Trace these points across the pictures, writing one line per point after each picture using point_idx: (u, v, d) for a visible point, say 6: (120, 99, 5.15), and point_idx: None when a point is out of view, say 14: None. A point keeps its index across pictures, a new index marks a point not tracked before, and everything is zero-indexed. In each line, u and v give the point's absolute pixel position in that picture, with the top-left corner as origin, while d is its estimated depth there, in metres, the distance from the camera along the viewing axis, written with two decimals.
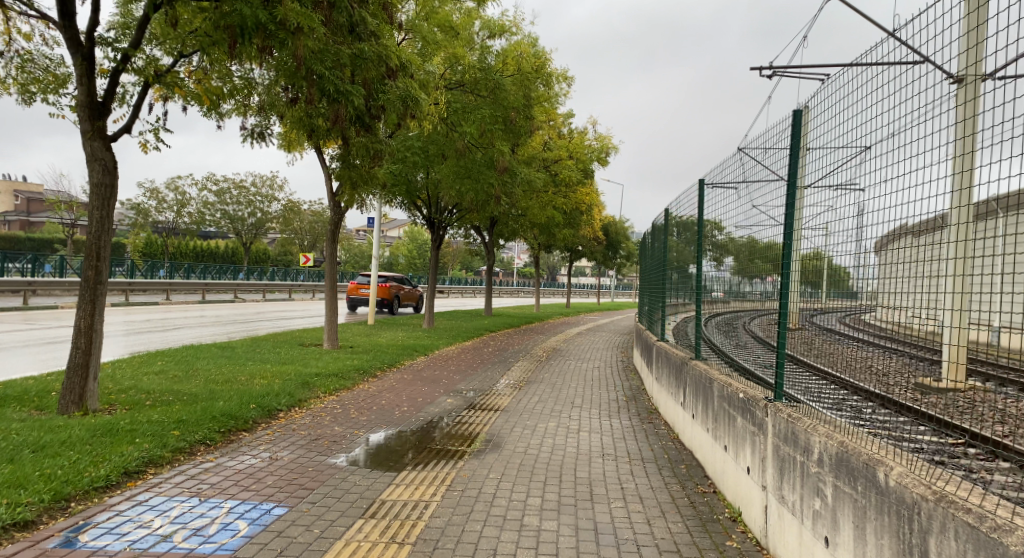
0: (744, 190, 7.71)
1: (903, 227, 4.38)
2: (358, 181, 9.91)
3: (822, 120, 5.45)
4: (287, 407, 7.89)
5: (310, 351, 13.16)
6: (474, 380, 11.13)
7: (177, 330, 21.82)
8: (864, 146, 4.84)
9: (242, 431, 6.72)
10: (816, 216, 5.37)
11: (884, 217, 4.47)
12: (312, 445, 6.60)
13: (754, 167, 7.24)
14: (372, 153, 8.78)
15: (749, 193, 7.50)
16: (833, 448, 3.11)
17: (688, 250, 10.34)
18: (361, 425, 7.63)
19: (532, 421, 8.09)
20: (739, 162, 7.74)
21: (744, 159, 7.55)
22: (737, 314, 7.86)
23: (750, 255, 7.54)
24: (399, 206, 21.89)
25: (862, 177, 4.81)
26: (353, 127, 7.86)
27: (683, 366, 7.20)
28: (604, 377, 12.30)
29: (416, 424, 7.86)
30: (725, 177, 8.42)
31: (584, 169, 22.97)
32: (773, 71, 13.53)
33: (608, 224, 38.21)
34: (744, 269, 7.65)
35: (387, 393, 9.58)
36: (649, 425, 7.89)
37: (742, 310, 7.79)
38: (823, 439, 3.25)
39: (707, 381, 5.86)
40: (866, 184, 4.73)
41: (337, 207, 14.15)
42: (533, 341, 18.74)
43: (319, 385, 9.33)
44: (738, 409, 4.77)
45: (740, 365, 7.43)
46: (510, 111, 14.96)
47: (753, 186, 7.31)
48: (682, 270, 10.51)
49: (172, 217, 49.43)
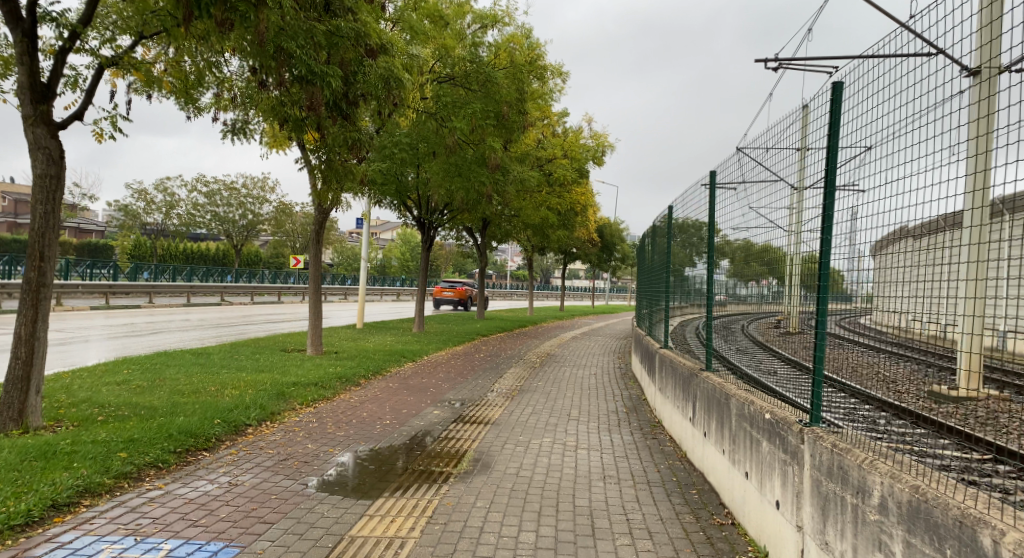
0: (741, 192, 7.24)
1: (904, 229, 3.90)
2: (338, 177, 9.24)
3: (818, 119, 5.17)
4: (257, 422, 7.20)
5: (292, 358, 12.44)
6: (463, 389, 10.44)
7: (159, 335, 21.00)
8: (863, 142, 4.36)
9: (201, 451, 6.04)
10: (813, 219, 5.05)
11: (881, 219, 4.05)
12: (280, 466, 5.92)
13: (754, 167, 6.78)
14: (352, 145, 8.08)
15: (746, 194, 7.04)
16: (908, 497, 2.47)
17: (687, 250, 9.73)
18: (337, 441, 6.94)
19: (525, 437, 7.40)
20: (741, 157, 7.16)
21: (743, 158, 7.10)
22: (735, 319, 7.28)
23: (745, 258, 7.06)
24: (389, 206, 21.14)
25: (862, 177, 4.32)
26: (330, 115, 7.21)
27: (689, 378, 6.60)
28: (601, 385, 11.63)
29: (399, 439, 7.18)
30: (722, 177, 7.96)
31: (579, 168, 22.28)
32: (778, 63, 12.91)
33: (603, 225, 37.54)
34: (738, 271, 7.14)
35: (370, 404, 8.89)
36: (653, 442, 7.22)
37: (739, 314, 7.25)
38: (888, 482, 2.61)
39: (722, 397, 5.25)
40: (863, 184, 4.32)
41: (321, 206, 13.46)
42: (527, 346, 18.01)
43: (295, 396, 8.63)
44: (765, 433, 4.13)
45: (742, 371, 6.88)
46: (503, 106, 14.28)
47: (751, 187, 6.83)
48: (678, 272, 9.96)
49: (161, 218, 48.52)
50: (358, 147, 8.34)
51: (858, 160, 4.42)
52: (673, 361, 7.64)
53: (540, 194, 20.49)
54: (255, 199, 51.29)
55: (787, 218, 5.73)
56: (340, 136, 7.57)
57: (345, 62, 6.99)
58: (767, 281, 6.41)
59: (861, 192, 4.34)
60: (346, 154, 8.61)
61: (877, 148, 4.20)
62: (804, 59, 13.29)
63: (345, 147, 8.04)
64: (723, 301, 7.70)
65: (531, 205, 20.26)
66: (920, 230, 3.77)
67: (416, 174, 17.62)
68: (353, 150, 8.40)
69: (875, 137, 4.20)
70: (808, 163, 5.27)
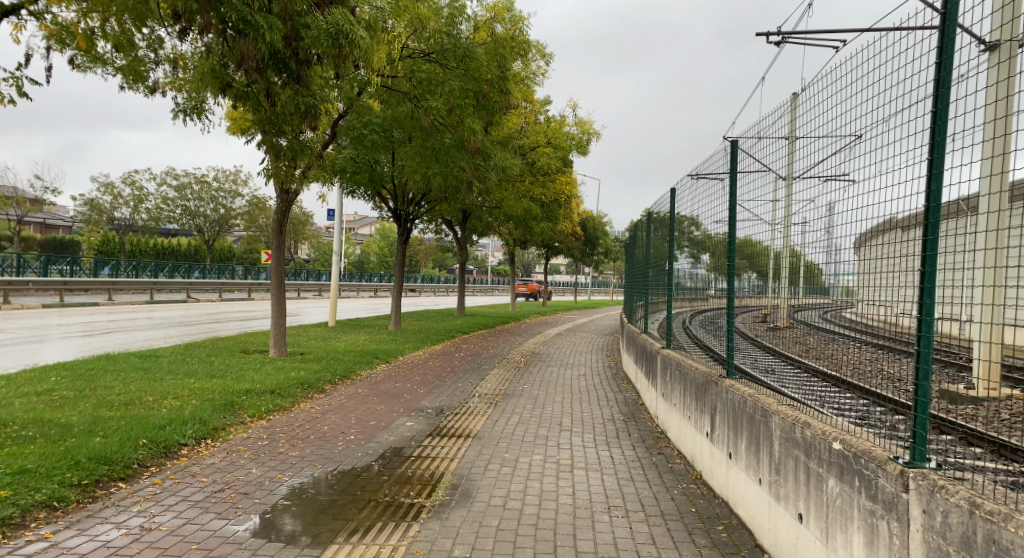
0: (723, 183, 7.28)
1: (892, 221, 4.20)
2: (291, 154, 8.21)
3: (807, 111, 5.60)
4: (193, 441, 6.07)
5: (253, 361, 11.27)
6: (441, 395, 9.41)
7: (118, 334, 19.59)
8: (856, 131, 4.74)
9: (116, 481, 4.92)
10: (801, 209, 5.58)
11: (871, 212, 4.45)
12: (214, 500, 4.82)
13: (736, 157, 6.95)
14: (310, 114, 7.02)
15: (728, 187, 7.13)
16: None
17: (674, 247, 9.24)
18: (290, 464, 5.86)
19: (512, 454, 6.36)
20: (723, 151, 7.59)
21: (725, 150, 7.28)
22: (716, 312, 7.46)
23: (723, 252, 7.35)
24: (363, 196, 19.96)
25: (855, 169, 4.71)
26: (274, 74, 6.16)
27: (706, 385, 5.58)
28: (593, 387, 10.65)
29: (364, 458, 6.13)
30: (713, 167, 7.64)
31: (563, 157, 21.34)
32: (781, 37, 11.90)
33: (585, 217, 36.51)
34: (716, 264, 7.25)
35: (334, 415, 7.80)
36: (660, 458, 6.25)
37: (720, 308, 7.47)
38: None
39: (757, 413, 4.26)
40: (854, 175, 4.72)
41: (285, 193, 12.29)
42: (510, 344, 17.01)
43: (246, 407, 7.52)
44: (834, 468, 3.13)
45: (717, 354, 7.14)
46: (482, 85, 13.30)
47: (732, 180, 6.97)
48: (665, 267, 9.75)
49: (129, 212, 46.69)
50: (319, 121, 7.32)
51: (850, 150, 4.81)
52: (681, 365, 6.59)
53: (522, 184, 19.54)
54: (228, 193, 49.55)
55: (773, 211, 6.00)
56: (290, 102, 6.59)
57: (293, 11, 5.89)
58: (743, 275, 6.72)
59: (851, 181, 4.77)
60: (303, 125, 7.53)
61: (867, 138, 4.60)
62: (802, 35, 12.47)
63: (299, 119, 6.99)
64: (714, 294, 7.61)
65: (513, 195, 19.30)
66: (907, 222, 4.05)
67: (391, 161, 16.53)
68: (312, 126, 7.36)
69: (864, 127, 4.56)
70: (799, 154, 5.69)
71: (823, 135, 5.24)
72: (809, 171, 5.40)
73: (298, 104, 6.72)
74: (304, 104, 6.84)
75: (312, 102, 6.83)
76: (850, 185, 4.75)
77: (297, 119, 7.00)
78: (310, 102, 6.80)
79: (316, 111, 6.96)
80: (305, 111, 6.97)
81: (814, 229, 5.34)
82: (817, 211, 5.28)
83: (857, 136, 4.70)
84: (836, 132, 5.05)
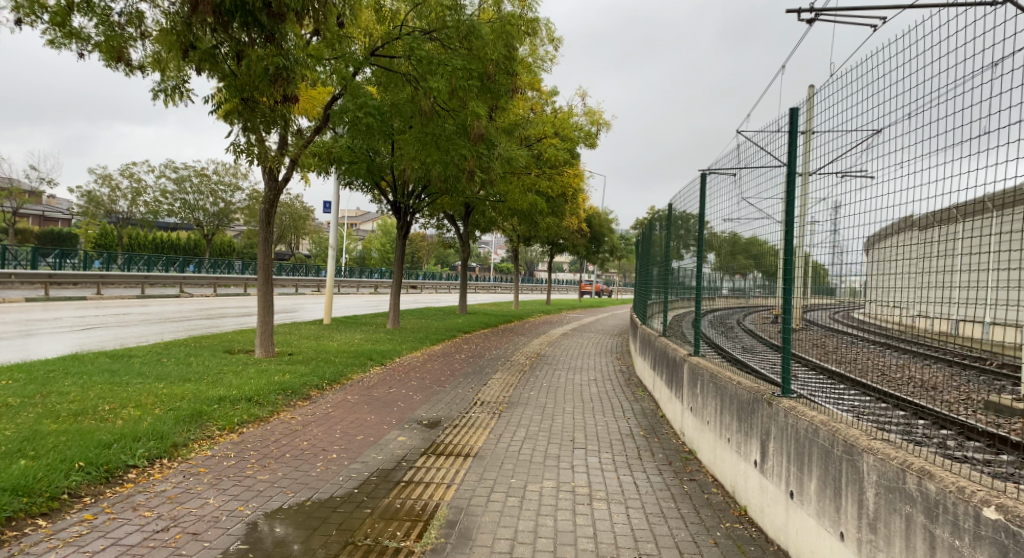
0: (734, 182, 7.15)
1: (910, 219, 4.06)
2: (254, 125, 7.16)
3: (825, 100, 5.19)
4: (147, 461, 5.18)
5: (235, 362, 10.36)
6: (439, 403, 8.52)
7: (104, 330, 18.67)
8: (877, 125, 4.46)
9: (34, 518, 4.03)
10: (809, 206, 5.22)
11: (887, 210, 4.22)
12: (155, 541, 3.92)
13: (746, 153, 6.81)
14: (280, 78, 6.19)
15: (738, 184, 6.99)
16: None
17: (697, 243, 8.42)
18: (258, 490, 4.95)
19: (520, 480, 5.44)
20: (749, 140, 6.83)
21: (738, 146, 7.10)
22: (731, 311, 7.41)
23: (731, 251, 7.39)
24: (361, 189, 19.07)
25: (874, 164, 4.44)
26: (240, 20, 5.42)
27: (753, 404, 4.68)
28: (605, 394, 9.77)
29: (346, 484, 5.22)
30: (724, 163, 7.52)
31: (570, 149, 20.43)
32: (814, 13, 11.01)
33: (591, 214, 35.51)
34: (742, 263, 6.83)
35: (317, 427, 6.90)
36: (693, 486, 5.35)
37: (735, 307, 7.33)
38: None
39: (835, 448, 3.35)
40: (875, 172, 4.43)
41: (273, 180, 11.37)
42: (514, 345, 16.09)
43: (216, 418, 6.61)
44: (993, 547, 2.28)
45: (737, 363, 6.73)
46: (488, 66, 12.37)
47: (744, 177, 6.81)
48: (682, 266, 9.10)
49: (126, 205, 45.69)
50: (292, 88, 6.46)
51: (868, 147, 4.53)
52: (717, 377, 5.67)
53: (528, 176, 18.58)
54: (227, 186, 48.66)
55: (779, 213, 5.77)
56: (260, 63, 5.86)
57: None
58: (756, 274, 6.53)
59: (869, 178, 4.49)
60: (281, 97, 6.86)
61: (892, 133, 4.30)
62: (832, 15, 11.59)
63: (268, 84, 6.18)
64: (728, 295, 7.44)
65: (518, 188, 18.35)
66: (927, 221, 3.95)
67: (391, 151, 15.62)
68: (288, 95, 6.56)
69: (897, 119, 4.25)
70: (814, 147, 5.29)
71: (841, 129, 4.89)
72: (824, 165, 5.04)
73: (267, 66, 6.00)
74: (274, 66, 6.02)
75: (283, 63, 6.00)
76: (869, 182, 4.46)
77: (268, 85, 6.23)
78: (280, 62, 5.99)
79: (288, 74, 6.13)
80: (274, 74, 6.15)
81: (818, 228, 5.07)
82: (826, 209, 4.99)
83: (880, 130, 4.41)
84: (853, 127, 4.74)
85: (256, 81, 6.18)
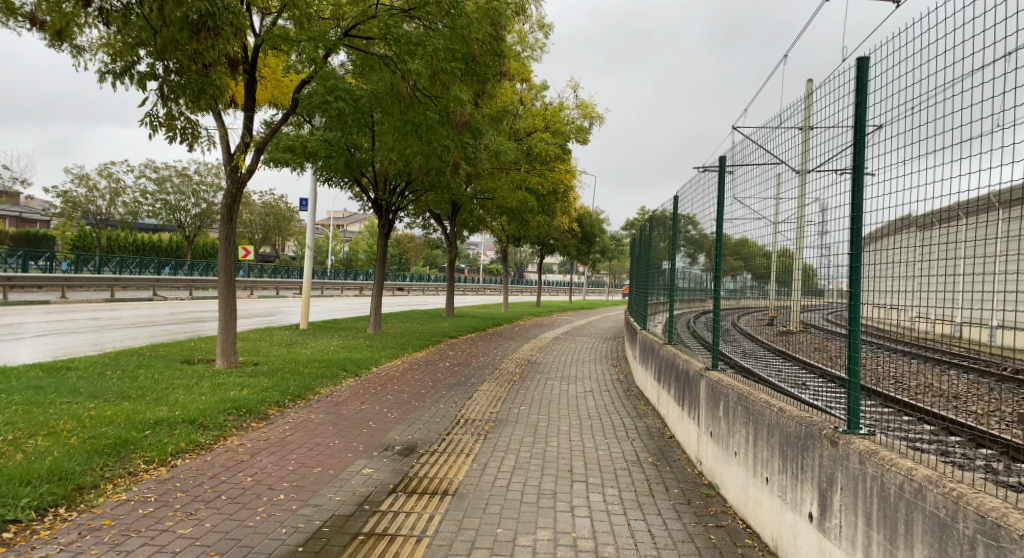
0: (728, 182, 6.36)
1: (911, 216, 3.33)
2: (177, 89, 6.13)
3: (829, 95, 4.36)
4: (33, 514, 4.08)
5: (190, 374, 9.22)
6: (415, 423, 7.43)
7: (64, 336, 17.36)
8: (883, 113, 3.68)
9: None
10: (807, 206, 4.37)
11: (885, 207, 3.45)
12: None
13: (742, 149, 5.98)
14: (205, 28, 5.36)
15: (732, 185, 6.19)
16: None
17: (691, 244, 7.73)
18: (173, 550, 3.87)
19: (507, 530, 4.38)
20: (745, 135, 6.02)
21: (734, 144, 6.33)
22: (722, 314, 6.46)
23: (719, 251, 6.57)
24: (341, 185, 17.96)
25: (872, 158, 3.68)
26: None
27: (806, 440, 3.65)
28: (602, 409, 8.72)
29: (292, 539, 4.14)
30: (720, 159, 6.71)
31: (561, 144, 19.46)
32: None
33: (581, 214, 34.57)
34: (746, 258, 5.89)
35: (267, 457, 5.77)
36: (724, 536, 4.32)
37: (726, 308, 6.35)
38: None
39: (961, 523, 2.40)
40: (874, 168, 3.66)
41: (235, 171, 10.25)
42: (503, 351, 15.02)
43: (144, 448, 5.51)
44: None
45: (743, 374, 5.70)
46: (473, 46, 11.34)
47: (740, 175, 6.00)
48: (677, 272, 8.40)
49: (105, 206, 44.14)
50: (220, 42, 5.60)
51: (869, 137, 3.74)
52: (747, 400, 4.64)
53: (517, 171, 17.54)
54: (209, 187, 47.24)
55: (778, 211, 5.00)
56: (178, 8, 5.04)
57: None
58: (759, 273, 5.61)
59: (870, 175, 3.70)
60: (213, 58, 6.04)
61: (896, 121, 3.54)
62: None
63: (191, 34, 5.36)
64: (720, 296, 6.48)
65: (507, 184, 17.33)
66: (927, 219, 3.24)
67: (371, 143, 14.50)
68: (215, 49, 5.69)
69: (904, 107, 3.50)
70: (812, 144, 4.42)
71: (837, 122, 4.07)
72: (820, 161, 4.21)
73: (189, 12, 5.16)
74: (196, 12, 5.19)
75: (207, 9, 5.19)
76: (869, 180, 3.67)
77: (189, 37, 5.45)
78: (205, 9, 5.17)
79: (212, 22, 5.31)
80: (197, 23, 5.33)
81: (810, 226, 4.41)
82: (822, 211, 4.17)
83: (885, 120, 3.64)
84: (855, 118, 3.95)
85: (175, 33, 5.34)
